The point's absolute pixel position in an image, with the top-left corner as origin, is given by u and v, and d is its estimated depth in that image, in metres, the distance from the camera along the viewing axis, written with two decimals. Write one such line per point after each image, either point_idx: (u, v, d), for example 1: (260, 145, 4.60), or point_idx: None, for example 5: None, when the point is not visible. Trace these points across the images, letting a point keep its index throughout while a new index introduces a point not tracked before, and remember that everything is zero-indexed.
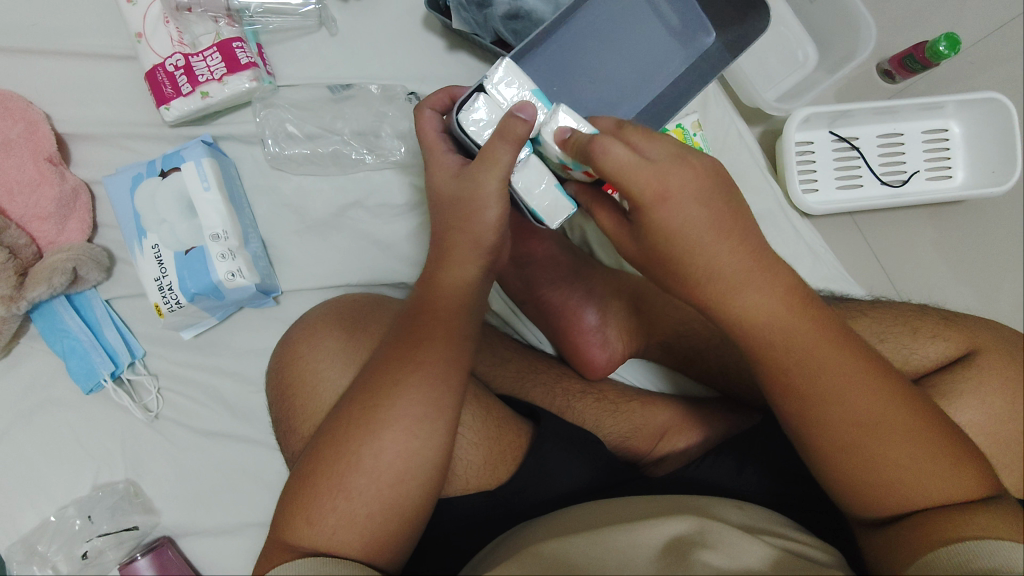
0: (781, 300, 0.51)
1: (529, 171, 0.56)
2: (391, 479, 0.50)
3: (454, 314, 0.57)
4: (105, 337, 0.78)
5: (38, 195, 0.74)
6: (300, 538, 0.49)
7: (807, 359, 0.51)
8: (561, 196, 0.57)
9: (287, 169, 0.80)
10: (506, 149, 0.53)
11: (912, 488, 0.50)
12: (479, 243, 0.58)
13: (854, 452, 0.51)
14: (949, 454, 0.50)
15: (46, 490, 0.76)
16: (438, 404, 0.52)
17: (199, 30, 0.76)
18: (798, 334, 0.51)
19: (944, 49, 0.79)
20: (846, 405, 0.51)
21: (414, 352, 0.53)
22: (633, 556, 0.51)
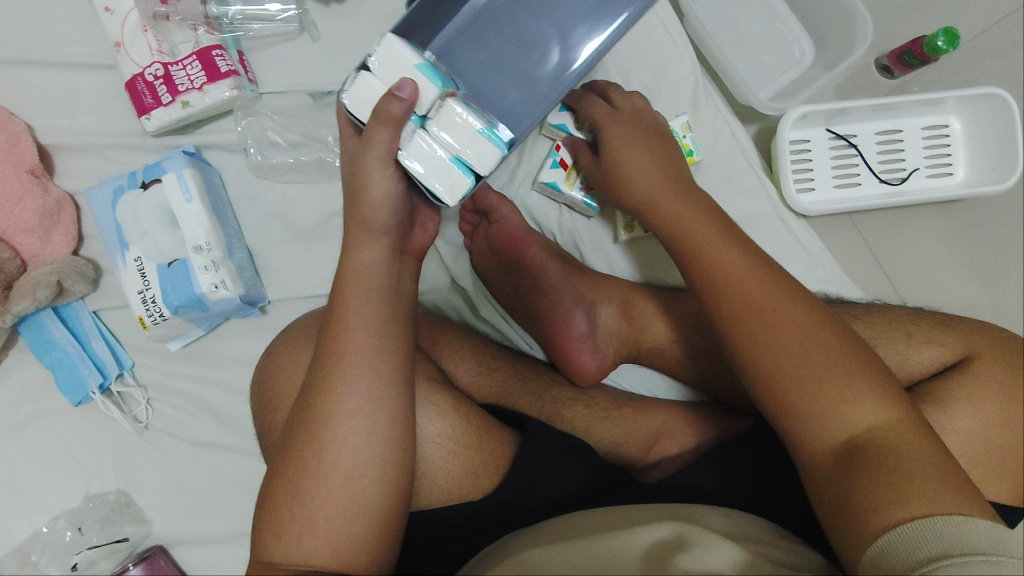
0: (737, 251, 0.60)
1: (417, 153, 0.53)
2: (341, 478, 0.49)
3: (366, 298, 0.55)
4: (93, 349, 0.78)
5: (20, 209, 0.74)
6: (275, 555, 0.48)
7: (760, 305, 0.55)
8: (450, 174, 0.54)
9: (271, 178, 0.79)
10: (386, 130, 0.50)
11: (842, 422, 0.50)
12: (379, 231, 0.56)
13: (786, 375, 0.53)
14: (883, 396, 0.50)
15: (37, 501, 0.76)
16: (375, 393, 0.51)
17: (177, 39, 0.75)
18: (755, 275, 0.58)
19: (942, 44, 0.77)
20: (784, 331, 0.54)
21: (341, 342, 0.53)
22: (614, 560, 0.50)
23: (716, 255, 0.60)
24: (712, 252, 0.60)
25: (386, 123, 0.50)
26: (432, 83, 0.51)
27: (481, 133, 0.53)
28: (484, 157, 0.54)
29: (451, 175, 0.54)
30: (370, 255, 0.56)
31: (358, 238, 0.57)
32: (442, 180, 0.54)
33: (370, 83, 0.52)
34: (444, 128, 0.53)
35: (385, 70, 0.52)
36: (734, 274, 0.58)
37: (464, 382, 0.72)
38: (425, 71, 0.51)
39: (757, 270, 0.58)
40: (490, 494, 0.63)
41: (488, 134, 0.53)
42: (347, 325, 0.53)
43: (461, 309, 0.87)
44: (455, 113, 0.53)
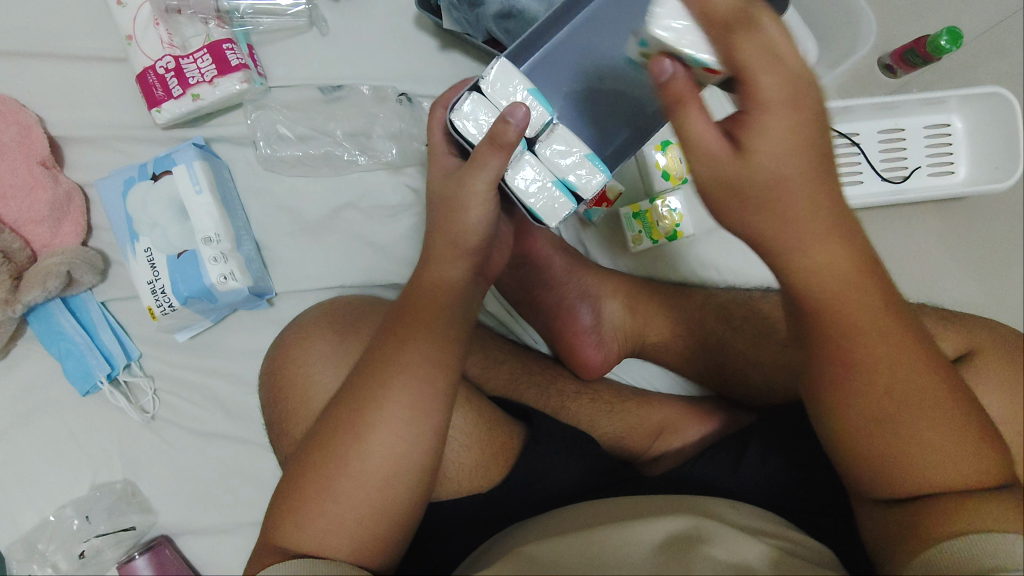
0: (854, 265, 0.45)
1: (527, 170, 0.59)
2: (379, 482, 0.50)
3: (438, 314, 0.56)
4: (101, 339, 0.78)
5: (31, 199, 0.75)
6: (294, 544, 0.49)
7: (861, 314, 0.45)
8: (554, 196, 0.59)
9: (280, 171, 0.80)
10: (498, 157, 0.54)
11: (930, 473, 0.47)
12: (460, 246, 0.57)
13: (890, 432, 0.47)
14: (981, 446, 0.47)
15: (45, 489, 0.77)
16: (424, 405, 0.51)
17: (188, 32, 0.76)
18: (861, 300, 0.45)
19: (945, 44, 0.78)
20: (896, 383, 0.46)
21: (398, 350, 0.53)
22: (622, 551, 0.51)
23: (833, 287, 0.45)
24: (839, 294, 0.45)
25: (499, 150, 0.53)
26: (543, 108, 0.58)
27: (585, 159, 0.60)
28: (587, 180, 0.60)
29: (559, 198, 0.59)
30: (444, 270, 0.58)
31: (432, 257, 0.59)
32: (544, 199, 0.59)
33: (484, 104, 0.58)
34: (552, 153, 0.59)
35: (499, 94, 0.58)
36: (856, 315, 0.45)
37: (472, 373, 0.73)
38: (536, 95, 0.59)
39: (870, 293, 0.45)
40: (501, 484, 0.64)
41: (592, 160, 0.60)
42: (407, 335, 0.54)
43: None
44: (563, 137, 0.59)
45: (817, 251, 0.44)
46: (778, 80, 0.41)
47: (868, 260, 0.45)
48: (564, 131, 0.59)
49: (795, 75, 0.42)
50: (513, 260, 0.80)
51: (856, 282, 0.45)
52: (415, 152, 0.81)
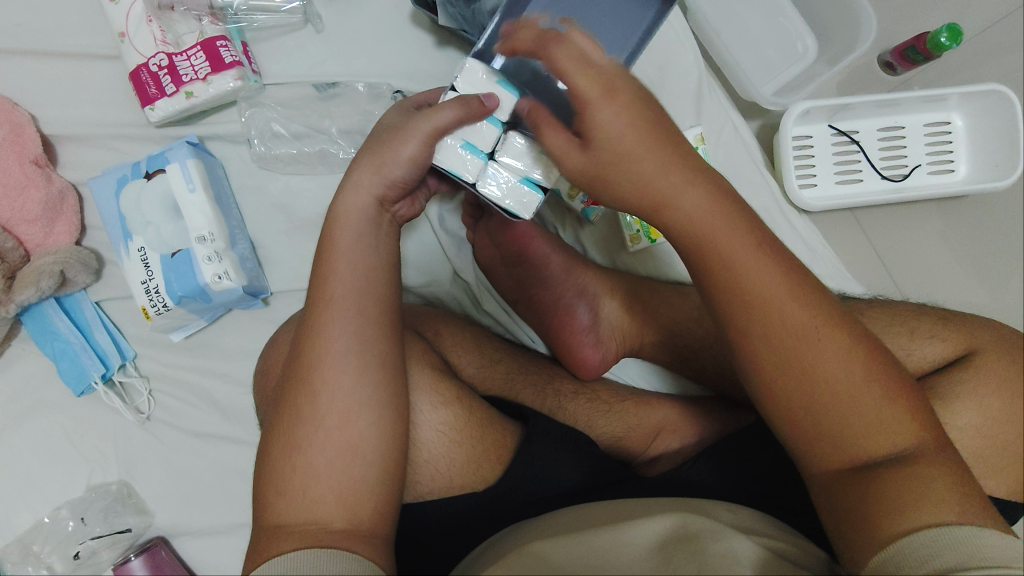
0: (720, 210, 0.50)
1: (492, 182, 0.61)
2: (341, 436, 0.49)
3: (350, 241, 0.55)
4: (95, 339, 0.78)
5: (24, 198, 0.74)
6: (284, 516, 0.48)
7: (740, 255, 0.49)
8: (522, 192, 0.62)
9: (274, 169, 0.80)
10: (455, 108, 0.56)
11: (854, 434, 0.47)
12: (386, 174, 0.56)
13: (795, 374, 0.48)
14: (908, 410, 0.47)
15: (40, 491, 0.76)
16: (364, 336, 0.52)
17: (182, 29, 0.75)
18: (731, 236, 0.49)
19: (946, 40, 0.77)
20: (785, 318, 0.48)
21: (328, 289, 0.53)
22: (621, 559, 0.50)
23: (701, 231, 0.50)
24: (734, 253, 0.49)
25: (459, 105, 0.56)
26: (494, 124, 0.60)
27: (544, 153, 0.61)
28: (549, 172, 0.61)
29: (528, 193, 0.62)
30: (356, 200, 0.56)
31: (347, 188, 0.57)
32: (515, 199, 0.62)
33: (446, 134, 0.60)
34: (513, 156, 0.61)
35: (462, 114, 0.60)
36: (742, 271, 0.49)
37: (468, 373, 0.72)
38: (503, 86, 0.60)
39: (735, 229, 0.50)
40: (491, 485, 0.63)
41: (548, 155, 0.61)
42: (335, 267, 0.53)
43: (462, 302, 0.87)
44: (519, 142, 0.61)
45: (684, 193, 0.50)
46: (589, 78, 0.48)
47: (726, 199, 0.51)
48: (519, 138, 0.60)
49: (605, 74, 0.49)
50: (509, 259, 0.78)
51: (728, 231, 0.50)
52: None
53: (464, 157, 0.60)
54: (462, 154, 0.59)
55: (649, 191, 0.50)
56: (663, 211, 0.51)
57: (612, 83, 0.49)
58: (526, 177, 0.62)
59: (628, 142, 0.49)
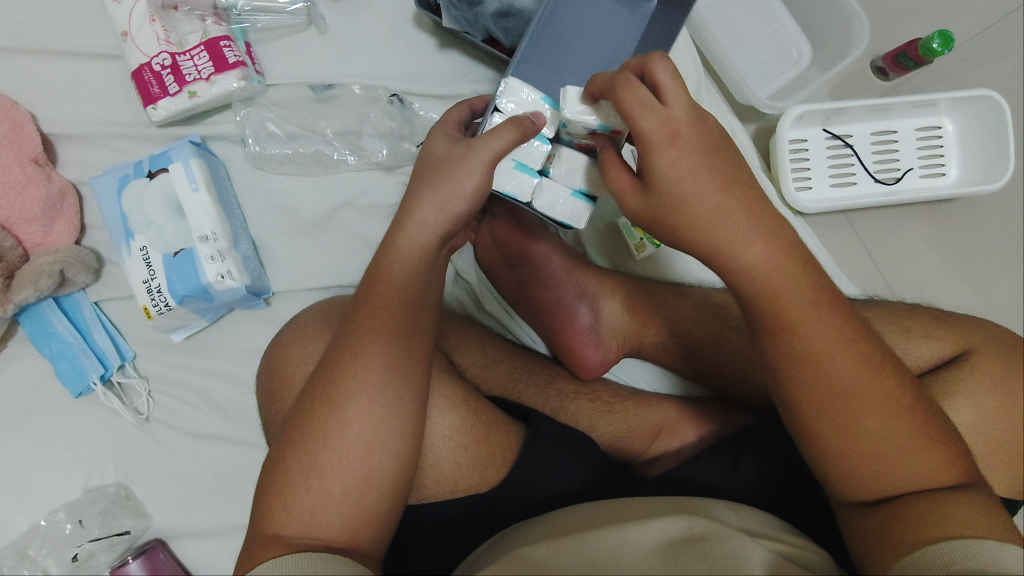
0: (782, 254, 0.51)
1: (545, 196, 0.63)
2: (361, 449, 0.50)
3: (406, 275, 0.55)
4: (94, 340, 0.77)
5: (23, 197, 0.73)
6: (284, 529, 0.48)
7: (792, 298, 0.50)
8: (577, 204, 0.64)
9: (268, 169, 0.79)
10: (512, 133, 0.56)
11: (896, 474, 0.49)
12: (447, 210, 0.56)
13: (836, 416, 0.50)
14: (948, 453, 0.50)
15: (36, 493, 0.76)
16: (398, 370, 0.52)
17: (185, 28, 0.75)
18: (787, 282, 0.51)
19: (937, 47, 0.79)
20: (831, 358, 0.50)
21: (371, 319, 0.53)
22: (627, 556, 0.50)
23: (767, 279, 0.50)
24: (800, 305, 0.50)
25: (516, 129, 0.56)
26: (542, 141, 0.63)
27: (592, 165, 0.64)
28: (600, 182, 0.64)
29: (581, 205, 0.64)
30: (420, 233, 0.56)
31: (407, 222, 0.56)
32: (570, 210, 0.64)
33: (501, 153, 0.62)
34: (565, 169, 0.64)
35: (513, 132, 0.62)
36: (795, 316, 0.50)
37: (472, 373, 0.72)
38: (548, 101, 0.63)
39: (792, 276, 0.51)
40: (495, 487, 0.63)
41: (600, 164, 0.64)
42: (380, 289, 0.54)
43: (464, 302, 0.87)
44: (570, 155, 0.64)
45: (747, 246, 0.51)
46: (681, 105, 0.50)
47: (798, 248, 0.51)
48: (569, 152, 0.63)
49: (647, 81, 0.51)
50: (512, 260, 0.78)
51: (790, 278, 0.51)
52: (405, 152, 0.81)
53: (517, 176, 0.62)
54: (519, 170, 0.62)
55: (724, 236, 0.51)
56: (734, 259, 0.51)
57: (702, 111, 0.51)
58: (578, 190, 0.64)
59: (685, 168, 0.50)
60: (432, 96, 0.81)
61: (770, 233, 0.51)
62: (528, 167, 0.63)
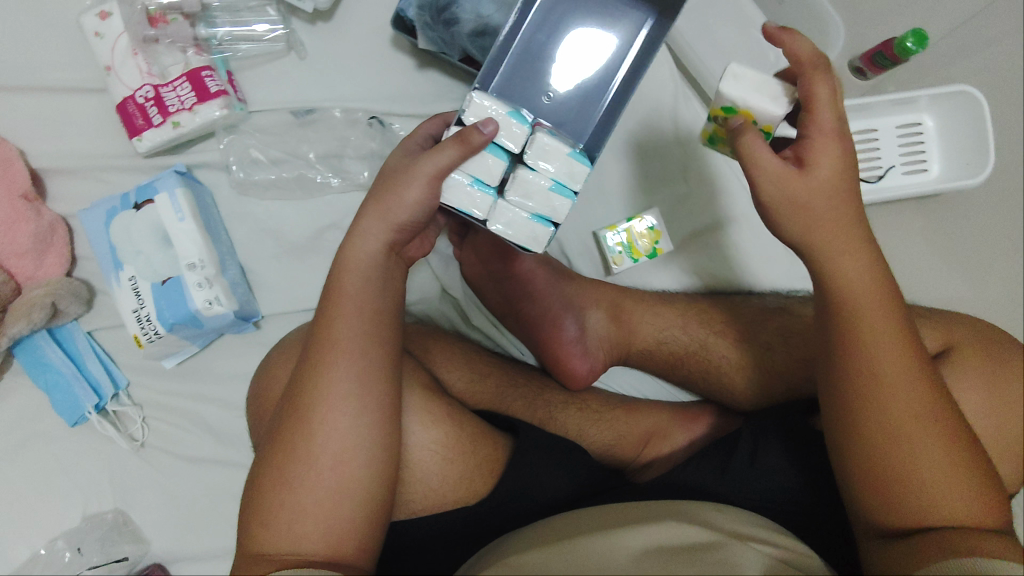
0: (876, 272, 0.55)
1: (501, 218, 0.60)
2: (330, 460, 0.51)
3: (361, 284, 0.56)
4: (88, 369, 0.78)
5: (14, 232, 0.74)
6: (265, 545, 0.50)
7: (863, 305, 0.54)
8: (534, 229, 0.60)
9: (253, 195, 0.81)
10: (454, 150, 0.55)
11: (926, 499, 0.52)
12: (391, 219, 0.57)
13: (882, 425, 0.52)
14: (976, 481, 0.52)
15: (35, 523, 0.76)
16: (364, 377, 0.53)
17: (167, 60, 0.76)
18: (868, 291, 0.55)
19: (912, 45, 0.80)
20: (885, 364, 0.53)
21: (332, 329, 0.54)
22: (609, 560, 0.51)
23: (841, 282, 0.55)
24: (866, 313, 0.54)
25: (458, 144, 0.55)
26: (499, 157, 0.59)
27: (552, 187, 0.60)
28: (560, 207, 0.60)
29: (536, 228, 0.61)
30: (366, 245, 0.57)
31: (357, 231, 0.57)
32: (526, 234, 0.60)
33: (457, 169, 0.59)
34: (520, 191, 0.60)
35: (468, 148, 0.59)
36: (865, 320, 0.54)
37: (457, 387, 0.73)
38: (514, 116, 0.59)
39: (871, 290, 0.55)
40: (483, 498, 0.64)
41: (558, 191, 0.60)
42: (341, 304, 0.55)
43: (451, 318, 0.88)
44: (526, 178, 0.59)
45: (843, 260, 0.55)
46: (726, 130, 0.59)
47: (884, 272, 0.55)
48: (525, 175, 0.59)
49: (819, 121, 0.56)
50: (496, 275, 0.79)
51: (870, 296, 0.55)
52: None
53: (474, 194, 0.59)
54: (474, 190, 0.59)
55: (839, 274, 0.55)
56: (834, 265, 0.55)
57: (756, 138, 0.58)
58: (535, 213, 0.61)
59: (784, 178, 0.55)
60: (413, 117, 0.83)
61: (865, 250, 0.55)
62: (484, 185, 0.59)
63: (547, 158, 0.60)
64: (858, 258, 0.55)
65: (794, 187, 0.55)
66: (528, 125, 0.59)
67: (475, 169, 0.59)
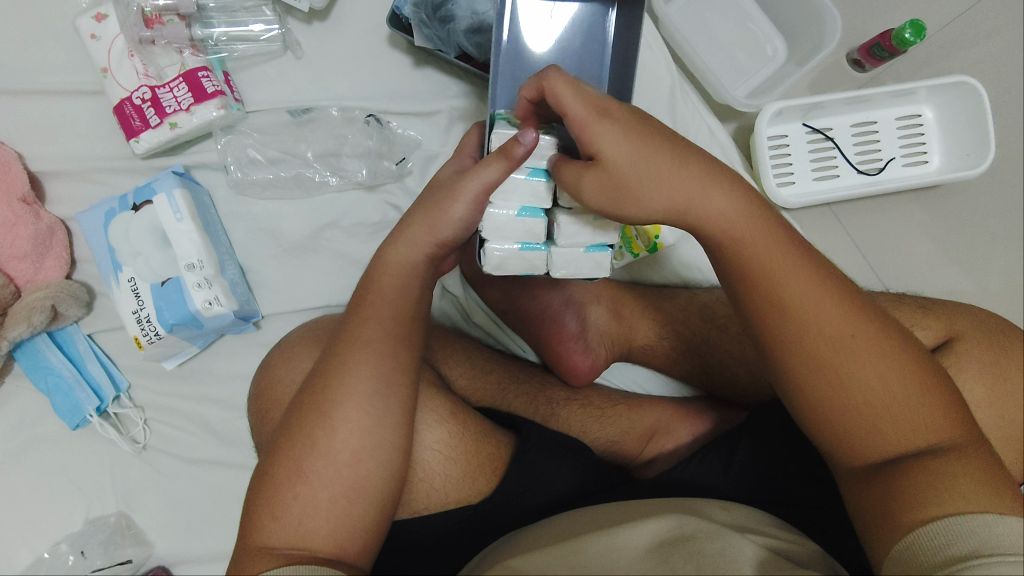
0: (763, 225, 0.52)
1: (564, 266, 0.60)
2: (350, 458, 0.50)
3: (395, 291, 0.57)
4: (89, 372, 0.78)
5: (13, 235, 0.74)
6: (272, 539, 0.48)
7: (764, 252, 0.52)
8: (597, 259, 0.60)
9: (251, 195, 0.80)
10: (500, 164, 0.54)
11: (884, 439, 0.50)
12: (437, 234, 0.58)
13: (830, 373, 0.50)
14: (933, 402, 0.50)
15: (38, 527, 0.76)
16: (381, 377, 0.53)
17: (163, 62, 0.76)
18: (766, 241, 0.52)
19: (910, 36, 0.79)
20: (818, 314, 0.50)
21: (362, 331, 0.55)
22: (616, 559, 0.50)
23: (734, 231, 0.52)
24: (778, 266, 0.51)
25: (502, 159, 0.54)
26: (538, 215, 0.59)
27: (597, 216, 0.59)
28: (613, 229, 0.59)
29: (600, 259, 0.60)
30: (410, 254, 0.59)
31: (399, 239, 0.59)
32: (593, 268, 0.61)
33: (500, 241, 0.60)
34: (570, 235, 0.59)
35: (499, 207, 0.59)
36: (779, 272, 0.51)
37: (460, 384, 0.73)
38: (535, 171, 0.58)
39: (763, 233, 0.52)
40: (487, 498, 0.63)
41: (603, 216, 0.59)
42: (373, 307, 0.56)
43: (452, 316, 0.88)
44: (569, 222, 0.59)
45: (712, 199, 0.52)
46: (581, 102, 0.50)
47: (765, 212, 0.53)
48: (569, 219, 0.59)
49: (597, 97, 0.51)
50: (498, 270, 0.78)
51: (765, 240, 0.52)
52: (385, 170, 0.82)
53: (528, 256, 0.60)
54: (530, 255, 0.60)
55: (690, 203, 0.52)
56: (709, 203, 0.52)
57: (604, 105, 0.51)
58: (592, 246, 0.60)
59: (633, 156, 0.50)
60: (410, 115, 0.83)
61: (732, 188, 0.53)
62: (537, 247, 0.60)
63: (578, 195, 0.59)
64: (723, 199, 0.52)
65: (618, 155, 0.50)
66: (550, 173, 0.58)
67: (518, 235, 0.60)
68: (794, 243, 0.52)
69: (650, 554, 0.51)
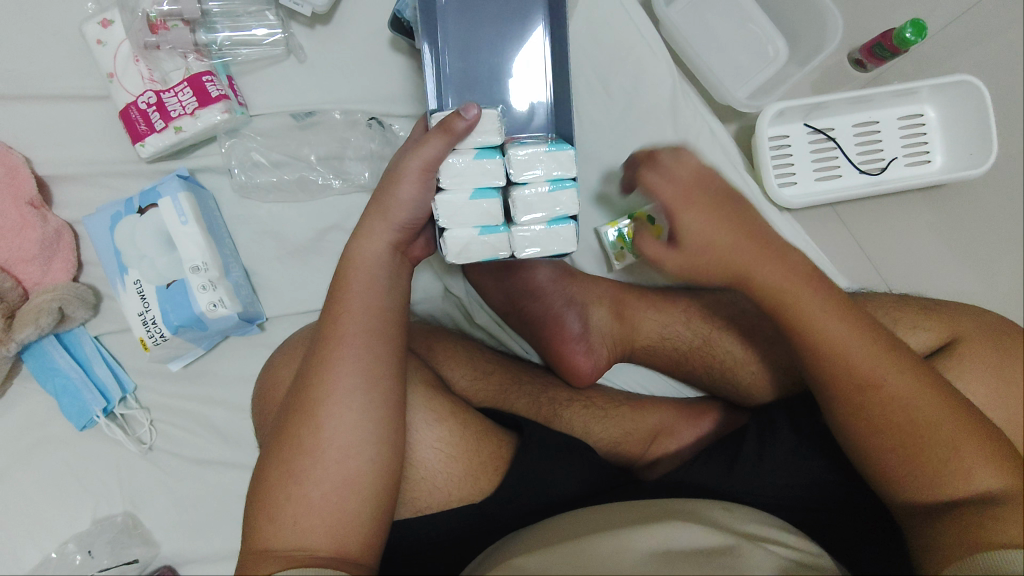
0: (800, 275, 0.62)
1: (529, 244, 0.61)
2: (337, 454, 0.51)
3: (367, 285, 0.58)
4: (96, 373, 0.79)
5: (21, 238, 0.76)
6: (270, 541, 0.49)
7: (802, 300, 0.61)
8: (560, 234, 0.61)
9: (255, 197, 0.81)
10: (440, 139, 0.57)
11: (936, 477, 0.55)
12: (393, 219, 0.60)
13: (871, 412, 0.57)
14: (986, 445, 0.55)
15: (46, 527, 0.77)
16: (371, 375, 0.53)
17: (168, 66, 0.76)
18: (799, 294, 0.61)
19: (911, 36, 0.79)
20: (851, 354, 0.58)
21: (338, 327, 0.55)
22: (619, 560, 0.51)
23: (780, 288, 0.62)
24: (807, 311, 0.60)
25: (442, 132, 0.57)
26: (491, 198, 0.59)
27: (551, 188, 0.61)
28: (568, 200, 0.61)
29: (563, 231, 0.61)
30: (374, 247, 0.59)
31: (361, 234, 0.60)
32: (557, 242, 0.61)
33: (457, 230, 0.59)
34: (527, 212, 0.60)
35: (455, 189, 0.59)
36: (814, 315, 0.60)
37: (459, 386, 0.73)
38: (483, 153, 0.59)
39: (809, 284, 0.61)
40: (486, 495, 0.63)
41: (558, 188, 0.61)
42: (347, 305, 0.56)
43: (454, 316, 0.89)
44: (525, 200, 0.60)
45: (762, 268, 0.62)
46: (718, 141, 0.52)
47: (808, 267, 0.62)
48: (524, 197, 0.60)
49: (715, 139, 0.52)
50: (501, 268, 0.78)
51: (809, 292, 0.61)
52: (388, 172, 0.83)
53: (490, 240, 0.60)
54: (492, 238, 0.60)
55: (740, 261, 0.63)
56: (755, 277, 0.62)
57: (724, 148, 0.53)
58: (551, 220, 0.62)
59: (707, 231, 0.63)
60: (412, 117, 0.84)
61: (773, 255, 0.63)
62: (496, 230, 0.60)
63: (531, 169, 0.60)
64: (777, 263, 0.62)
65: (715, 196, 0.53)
66: (500, 154, 0.60)
67: (473, 221, 0.60)
68: (834, 293, 0.61)
69: (647, 556, 0.51)
